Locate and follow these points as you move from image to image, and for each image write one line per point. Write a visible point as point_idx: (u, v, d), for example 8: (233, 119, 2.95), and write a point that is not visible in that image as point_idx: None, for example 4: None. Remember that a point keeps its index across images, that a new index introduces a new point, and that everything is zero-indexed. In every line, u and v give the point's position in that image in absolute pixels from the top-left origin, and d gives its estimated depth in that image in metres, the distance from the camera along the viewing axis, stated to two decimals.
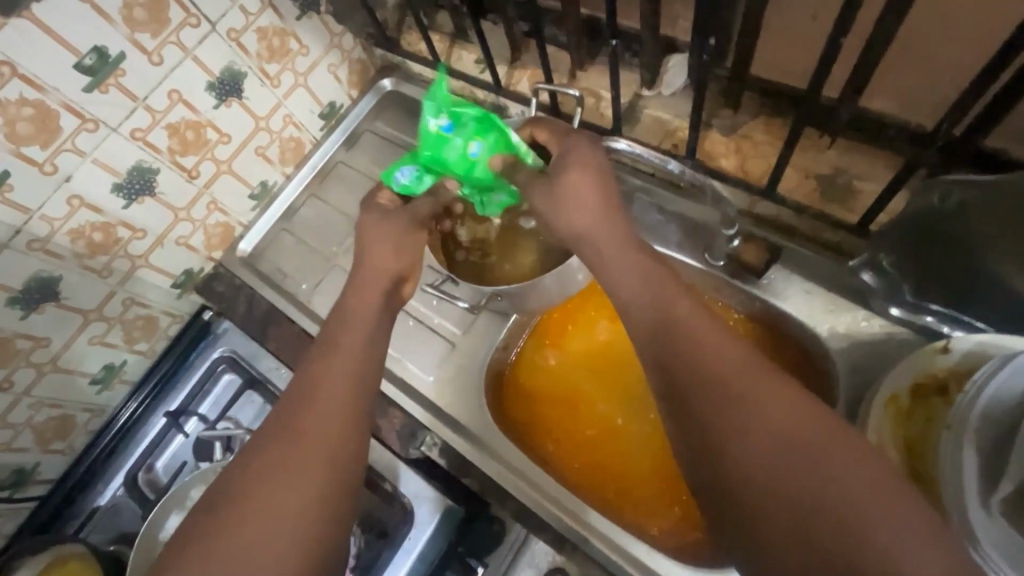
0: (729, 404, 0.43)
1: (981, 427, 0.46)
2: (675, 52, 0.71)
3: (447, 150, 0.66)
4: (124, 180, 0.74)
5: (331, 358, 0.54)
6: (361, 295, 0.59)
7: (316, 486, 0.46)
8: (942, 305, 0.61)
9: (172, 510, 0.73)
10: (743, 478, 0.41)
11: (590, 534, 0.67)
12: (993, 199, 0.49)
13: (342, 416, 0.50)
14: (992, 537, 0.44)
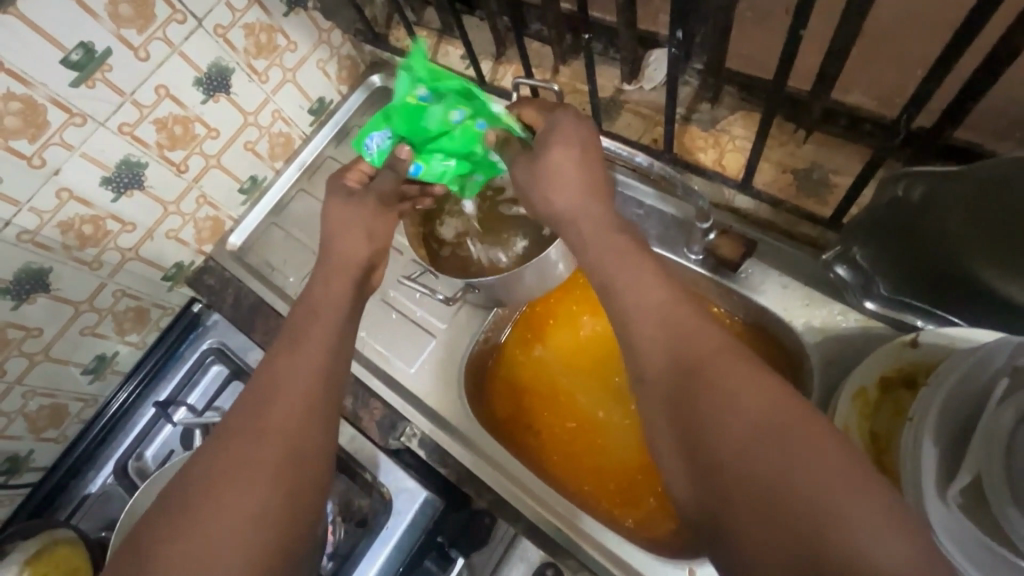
0: (707, 394, 0.41)
1: (942, 418, 0.46)
2: (654, 47, 0.72)
3: (426, 119, 0.64)
4: (113, 174, 0.75)
5: (304, 347, 0.55)
6: (338, 286, 0.60)
7: (284, 471, 0.47)
8: (917, 299, 0.60)
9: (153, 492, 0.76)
10: (719, 472, 0.38)
11: (564, 525, 0.67)
12: (959, 190, 0.48)
13: (312, 402, 0.51)
14: (946, 527, 0.44)
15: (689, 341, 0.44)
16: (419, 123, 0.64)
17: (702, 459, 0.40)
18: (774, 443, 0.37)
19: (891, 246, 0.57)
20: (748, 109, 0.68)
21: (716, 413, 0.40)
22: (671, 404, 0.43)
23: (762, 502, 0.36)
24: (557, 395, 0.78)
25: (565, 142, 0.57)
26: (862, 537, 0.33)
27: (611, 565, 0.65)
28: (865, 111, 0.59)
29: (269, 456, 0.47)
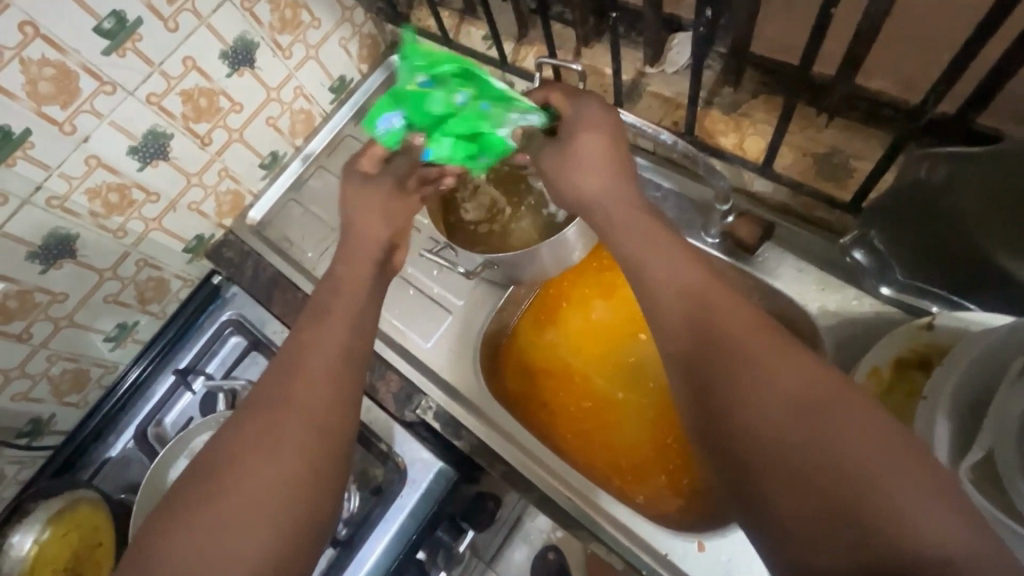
0: (744, 371, 0.39)
1: (955, 398, 0.47)
2: (679, 30, 0.72)
3: (430, 104, 0.59)
4: (140, 144, 0.76)
5: (325, 313, 0.56)
6: (362, 257, 0.61)
7: (307, 428, 0.49)
8: (935, 286, 0.61)
9: (179, 454, 0.78)
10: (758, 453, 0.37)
11: (576, 497, 0.69)
12: (984, 174, 0.48)
13: (332, 362, 0.53)
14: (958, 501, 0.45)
15: (713, 313, 0.43)
16: (421, 108, 0.59)
17: (738, 439, 0.38)
18: (817, 423, 0.36)
19: (910, 230, 0.58)
20: (772, 94, 0.69)
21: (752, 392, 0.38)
22: (702, 379, 0.41)
23: (806, 484, 0.35)
24: (569, 375, 0.79)
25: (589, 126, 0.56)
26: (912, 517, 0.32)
27: (625, 539, 0.66)
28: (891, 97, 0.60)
29: (295, 415, 0.49)
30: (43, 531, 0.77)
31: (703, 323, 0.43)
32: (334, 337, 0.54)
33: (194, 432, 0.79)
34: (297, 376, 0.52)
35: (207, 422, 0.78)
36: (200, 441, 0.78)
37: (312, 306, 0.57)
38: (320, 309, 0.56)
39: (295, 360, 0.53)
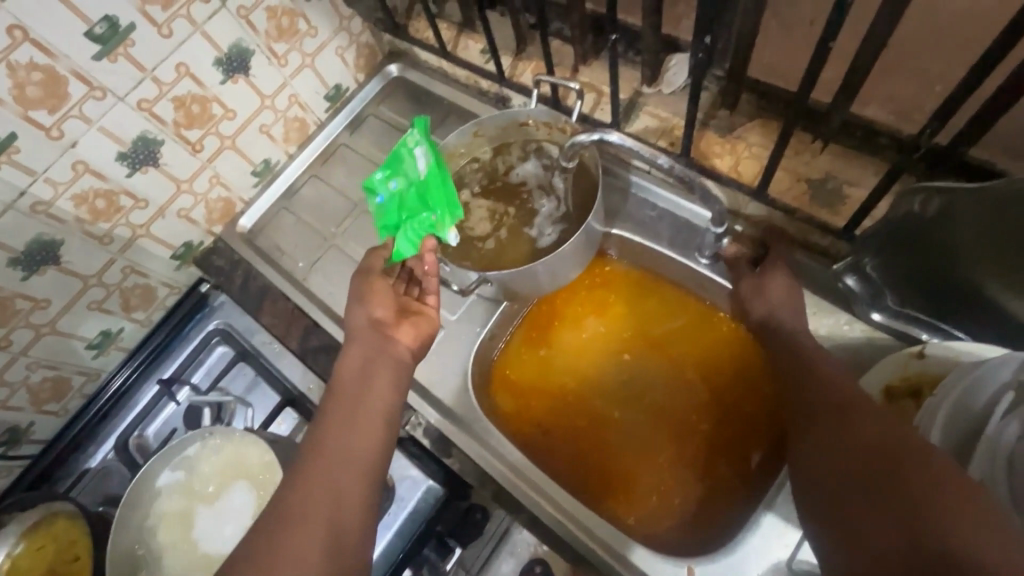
0: (835, 411, 0.51)
1: (945, 431, 0.48)
2: (677, 51, 0.74)
3: (393, 202, 0.65)
4: (130, 150, 0.75)
5: (366, 378, 0.60)
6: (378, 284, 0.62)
7: (344, 471, 0.52)
8: (926, 313, 0.61)
9: (165, 466, 0.76)
10: (826, 462, 0.49)
11: (567, 520, 0.68)
12: (979, 206, 0.49)
13: (371, 421, 0.57)
14: None
15: (816, 377, 0.55)
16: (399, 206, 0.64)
17: (821, 456, 0.49)
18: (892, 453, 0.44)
19: (902, 258, 0.58)
20: (766, 118, 0.69)
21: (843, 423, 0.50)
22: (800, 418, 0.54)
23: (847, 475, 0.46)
24: (558, 396, 0.78)
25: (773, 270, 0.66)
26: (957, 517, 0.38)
27: (618, 564, 0.65)
28: (882, 125, 0.61)
29: (343, 466, 0.52)
30: (18, 544, 0.76)
31: (806, 379, 0.56)
32: (373, 399, 0.59)
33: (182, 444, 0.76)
34: (333, 438, 0.54)
35: (192, 435, 0.76)
36: (189, 453, 0.76)
37: (343, 381, 0.60)
38: (359, 379, 0.60)
39: (333, 424, 0.56)
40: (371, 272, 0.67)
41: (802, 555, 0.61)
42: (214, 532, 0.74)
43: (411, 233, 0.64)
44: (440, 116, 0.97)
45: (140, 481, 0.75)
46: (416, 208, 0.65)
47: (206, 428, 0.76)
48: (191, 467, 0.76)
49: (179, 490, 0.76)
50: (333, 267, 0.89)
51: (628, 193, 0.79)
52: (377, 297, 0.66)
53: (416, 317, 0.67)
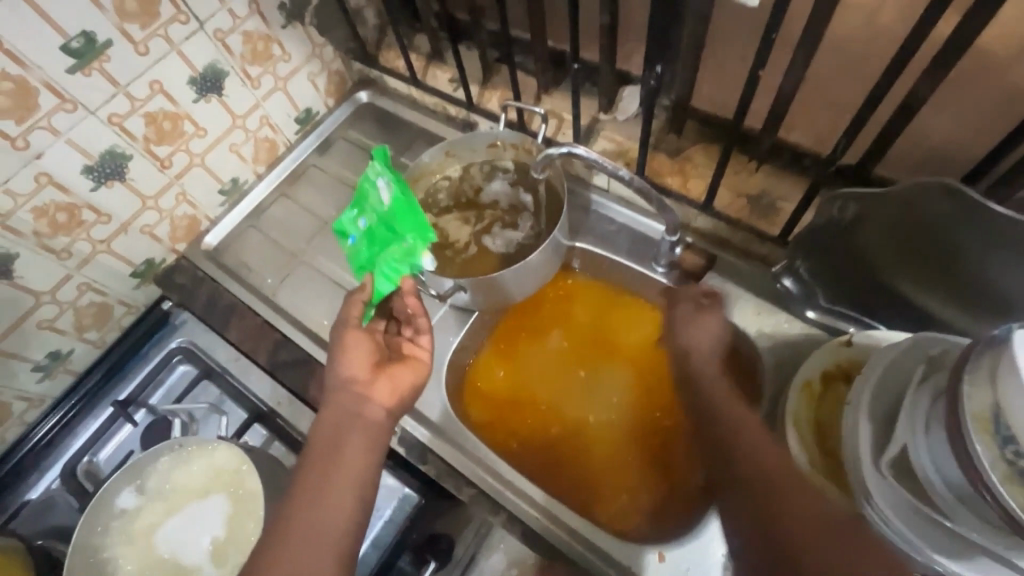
0: (743, 460, 0.56)
1: (874, 403, 0.55)
2: (628, 84, 0.82)
3: (369, 238, 0.64)
4: (96, 163, 0.75)
5: (341, 436, 0.58)
6: (354, 340, 0.64)
7: (314, 546, 0.52)
8: (853, 311, 0.69)
9: (126, 484, 0.72)
10: (731, 498, 0.55)
11: (546, 515, 0.70)
12: (883, 207, 0.57)
13: (341, 486, 0.55)
14: (881, 490, 0.51)
15: (726, 422, 0.60)
16: (377, 241, 0.64)
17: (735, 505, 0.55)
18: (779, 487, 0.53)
19: (827, 260, 0.67)
20: (709, 142, 0.78)
21: (754, 474, 0.55)
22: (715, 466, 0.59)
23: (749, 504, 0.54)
24: (530, 404, 0.81)
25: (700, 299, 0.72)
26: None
27: (599, 560, 0.67)
28: (804, 148, 0.70)
29: (313, 536, 0.52)
30: None
31: (718, 427, 0.60)
32: (351, 458, 0.57)
33: (145, 462, 0.72)
34: (306, 503, 0.54)
35: (158, 449, 0.72)
36: (152, 473, 0.72)
37: (316, 442, 0.58)
38: (333, 441, 0.58)
39: (308, 488, 0.55)
40: (352, 323, 0.65)
41: None
42: (188, 547, 0.70)
43: (389, 267, 0.64)
44: (408, 139, 1.02)
45: (98, 503, 0.70)
46: (388, 242, 0.64)
47: (172, 441, 0.72)
48: (159, 482, 0.72)
49: (143, 510, 0.71)
50: (304, 282, 0.90)
51: (589, 211, 0.86)
52: (353, 355, 0.63)
53: (395, 370, 0.64)
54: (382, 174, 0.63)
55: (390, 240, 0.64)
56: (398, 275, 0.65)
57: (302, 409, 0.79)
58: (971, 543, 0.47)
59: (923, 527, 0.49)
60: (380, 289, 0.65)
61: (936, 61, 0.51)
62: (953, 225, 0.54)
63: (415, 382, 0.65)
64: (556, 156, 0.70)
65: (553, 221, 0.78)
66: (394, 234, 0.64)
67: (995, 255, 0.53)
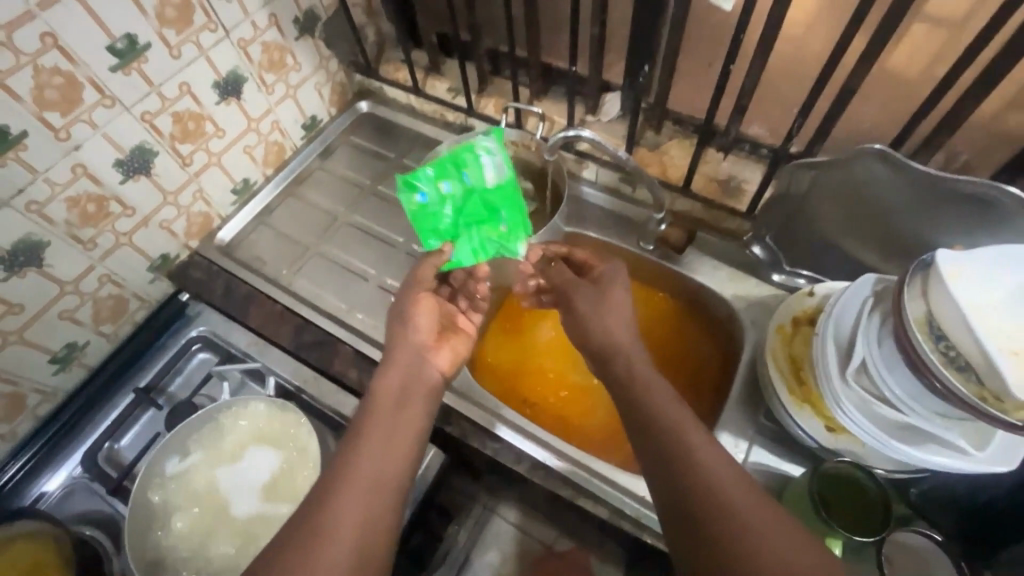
0: (658, 442, 0.54)
1: (837, 329, 0.65)
2: (609, 91, 0.95)
3: (464, 206, 0.74)
4: (126, 157, 0.79)
5: (404, 395, 0.62)
6: (423, 305, 0.69)
7: (375, 497, 0.53)
8: (810, 271, 0.83)
9: (173, 451, 0.74)
10: (668, 503, 0.51)
11: (559, 455, 0.75)
12: (834, 170, 0.70)
13: (398, 438, 0.58)
14: (844, 394, 0.62)
15: (646, 403, 0.58)
16: (473, 214, 0.74)
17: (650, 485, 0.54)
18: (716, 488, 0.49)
19: (787, 226, 0.80)
20: (682, 138, 0.91)
21: (666, 455, 0.53)
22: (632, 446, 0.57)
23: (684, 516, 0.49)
24: (538, 372, 0.89)
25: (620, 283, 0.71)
26: (753, 549, 0.45)
27: (615, 490, 0.72)
28: (762, 139, 0.84)
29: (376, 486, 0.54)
30: None
31: (641, 406, 0.58)
32: (412, 415, 0.61)
33: (190, 431, 0.74)
34: (372, 449, 0.56)
35: (204, 414, 0.75)
36: (196, 442, 0.74)
37: (381, 397, 0.61)
38: (398, 397, 0.62)
39: (372, 435, 0.58)
40: (423, 285, 0.70)
41: (753, 456, 0.72)
42: (248, 499, 0.72)
43: (479, 243, 0.75)
44: (408, 145, 1.10)
45: (150, 467, 0.72)
46: (480, 215, 0.74)
47: (223, 402, 0.75)
48: (205, 447, 0.74)
49: (190, 474, 0.73)
50: (319, 271, 0.95)
51: (581, 200, 0.96)
52: (421, 319, 0.69)
53: (453, 340, 0.71)
54: (500, 156, 0.73)
55: (485, 217, 0.74)
56: (480, 249, 0.75)
57: (326, 386, 0.84)
58: (916, 431, 0.59)
59: (876, 419, 0.60)
60: (461, 258, 0.74)
61: (863, 59, 0.65)
62: (886, 194, 0.68)
63: (466, 353, 0.72)
64: (563, 138, 0.80)
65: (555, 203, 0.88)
66: (491, 214, 0.75)
67: (913, 218, 0.68)
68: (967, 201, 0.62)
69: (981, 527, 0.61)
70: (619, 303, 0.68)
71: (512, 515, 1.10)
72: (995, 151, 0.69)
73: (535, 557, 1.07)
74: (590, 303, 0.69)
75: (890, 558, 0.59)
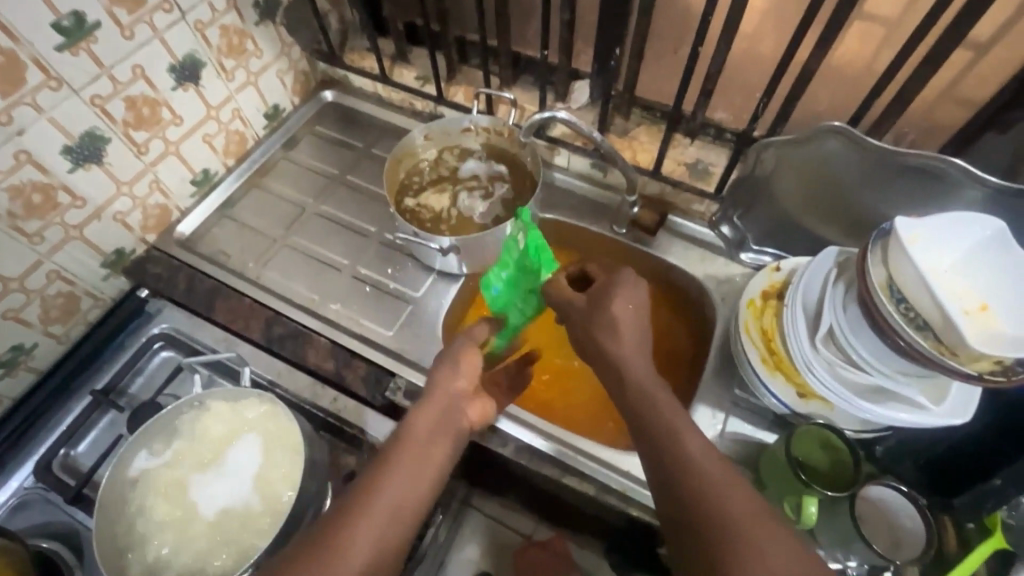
0: (660, 450, 0.53)
1: (805, 296, 0.69)
2: (579, 78, 0.95)
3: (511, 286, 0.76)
4: (75, 144, 0.74)
5: (436, 435, 0.61)
6: (465, 353, 0.69)
7: (387, 525, 0.53)
8: (776, 249, 0.86)
9: (141, 449, 0.70)
10: (666, 502, 0.51)
11: (544, 435, 0.76)
12: (795, 148, 0.73)
13: (412, 464, 0.58)
14: (811, 359, 0.65)
15: (643, 411, 0.56)
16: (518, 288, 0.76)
17: (653, 488, 0.54)
18: (714, 489, 0.49)
19: (754, 207, 0.84)
20: (650, 123, 0.93)
21: (667, 462, 0.52)
22: (635, 443, 0.56)
23: (682, 517, 0.49)
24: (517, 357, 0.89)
25: (621, 295, 0.62)
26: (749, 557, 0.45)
27: (598, 465, 0.74)
28: (726, 123, 0.88)
29: (400, 512, 0.54)
30: None
31: (644, 414, 0.56)
32: (439, 449, 0.60)
33: (156, 428, 0.71)
34: (399, 481, 0.56)
35: (170, 410, 0.71)
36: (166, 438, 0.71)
37: (416, 433, 0.60)
38: (430, 435, 0.61)
39: (397, 464, 0.57)
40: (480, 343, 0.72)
41: (729, 427, 0.75)
42: (225, 499, 0.68)
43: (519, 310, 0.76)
44: (376, 134, 1.08)
45: (116, 469, 0.68)
46: (523, 283, 0.75)
47: (192, 397, 0.71)
48: (175, 446, 0.71)
49: (159, 475, 0.69)
50: (287, 264, 0.92)
51: (554, 186, 0.97)
52: (466, 367, 0.68)
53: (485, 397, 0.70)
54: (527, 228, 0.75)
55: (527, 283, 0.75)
56: (530, 311, 0.77)
57: (301, 379, 0.81)
58: (878, 388, 0.63)
59: (842, 380, 0.64)
60: (514, 322, 0.78)
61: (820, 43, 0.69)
62: (845, 171, 0.72)
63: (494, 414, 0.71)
64: (539, 121, 0.80)
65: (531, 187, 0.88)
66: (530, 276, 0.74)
67: (867, 193, 0.73)
68: (913, 173, 0.67)
69: (944, 472, 0.65)
70: (617, 317, 0.60)
71: (490, 507, 1.08)
72: (939, 129, 0.74)
73: (515, 548, 1.05)
74: (583, 313, 0.64)
75: (862, 514, 0.63)
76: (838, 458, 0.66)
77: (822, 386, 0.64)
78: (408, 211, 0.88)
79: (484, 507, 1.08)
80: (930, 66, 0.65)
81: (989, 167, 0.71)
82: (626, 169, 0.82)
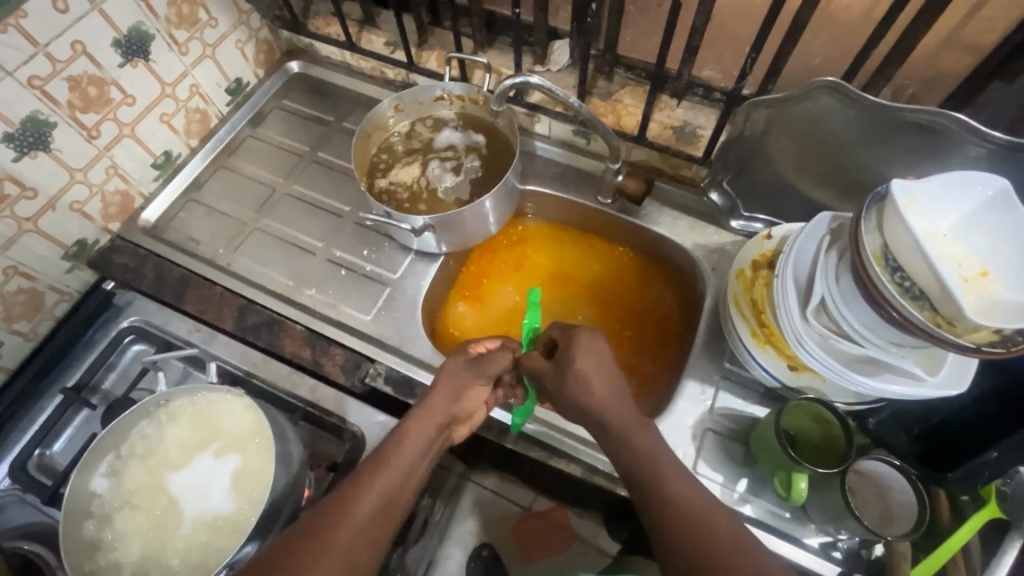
0: (654, 465, 0.54)
1: (796, 262, 0.65)
2: (558, 38, 0.89)
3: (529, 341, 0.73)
4: (17, 131, 0.70)
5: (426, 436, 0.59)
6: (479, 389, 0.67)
7: (376, 523, 0.52)
8: (767, 215, 0.82)
9: (108, 451, 0.68)
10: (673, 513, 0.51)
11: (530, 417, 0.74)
12: (780, 108, 0.69)
13: (404, 463, 0.56)
14: (801, 332, 0.62)
15: (640, 431, 0.56)
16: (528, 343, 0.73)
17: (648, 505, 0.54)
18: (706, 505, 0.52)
19: (744, 173, 0.79)
20: (634, 84, 0.87)
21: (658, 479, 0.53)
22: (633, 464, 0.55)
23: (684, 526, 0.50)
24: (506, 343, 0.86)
25: (581, 354, 0.61)
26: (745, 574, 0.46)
27: (586, 446, 0.72)
28: (714, 82, 0.82)
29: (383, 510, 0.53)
30: None
31: (631, 441, 0.56)
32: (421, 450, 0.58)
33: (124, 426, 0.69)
34: (385, 476, 0.54)
35: (135, 411, 0.69)
36: (135, 433, 0.69)
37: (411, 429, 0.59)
38: (420, 437, 0.59)
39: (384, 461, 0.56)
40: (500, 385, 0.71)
41: (720, 402, 0.73)
42: (197, 497, 0.66)
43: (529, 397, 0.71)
44: (347, 107, 1.02)
45: (82, 472, 0.66)
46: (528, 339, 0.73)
47: (159, 395, 0.69)
48: (145, 444, 0.69)
49: (129, 475, 0.68)
50: (259, 248, 0.88)
51: (536, 156, 0.92)
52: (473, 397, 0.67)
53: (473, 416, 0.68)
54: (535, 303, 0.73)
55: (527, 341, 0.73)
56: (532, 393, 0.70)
57: (278, 368, 0.79)
58: (876, 361, 0.60)
59: (831, 352, 0.61)
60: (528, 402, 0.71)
61: None
62: (840, 129, 0.68)
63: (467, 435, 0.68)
64: (512, 87, 0.74)
65: (507, 159, 0.83)
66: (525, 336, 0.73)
67: (866, 150, 0.68)
68: (916, 129, 0.63)
69: (936, 443, 0.63)
70: (585, 377, 0.59)
71: (488, 482, 1.08)
72: (942, 79, 0.69)
73: (513, 518, 1.05)
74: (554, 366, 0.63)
75: (854, 486, 0.63)
76: (829, 430, 0.65)
77: (812, 358, 0.62)
78: (381, 190, 0.83)
79: (480, 481, 1.08)
80: (932, 10, 0.60)
81: (994, 120, 0.67)
82: (607, 134, 0.77)
